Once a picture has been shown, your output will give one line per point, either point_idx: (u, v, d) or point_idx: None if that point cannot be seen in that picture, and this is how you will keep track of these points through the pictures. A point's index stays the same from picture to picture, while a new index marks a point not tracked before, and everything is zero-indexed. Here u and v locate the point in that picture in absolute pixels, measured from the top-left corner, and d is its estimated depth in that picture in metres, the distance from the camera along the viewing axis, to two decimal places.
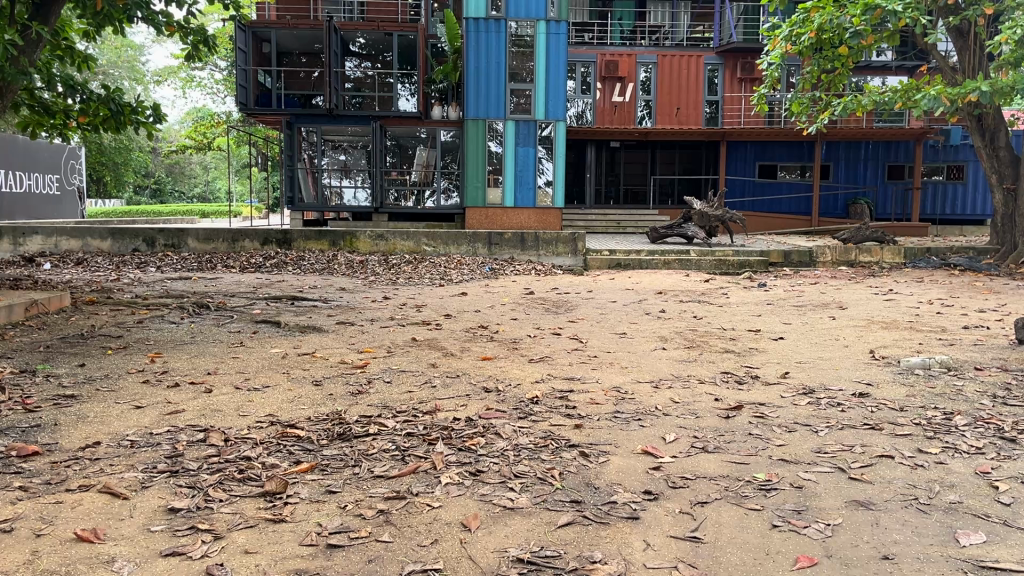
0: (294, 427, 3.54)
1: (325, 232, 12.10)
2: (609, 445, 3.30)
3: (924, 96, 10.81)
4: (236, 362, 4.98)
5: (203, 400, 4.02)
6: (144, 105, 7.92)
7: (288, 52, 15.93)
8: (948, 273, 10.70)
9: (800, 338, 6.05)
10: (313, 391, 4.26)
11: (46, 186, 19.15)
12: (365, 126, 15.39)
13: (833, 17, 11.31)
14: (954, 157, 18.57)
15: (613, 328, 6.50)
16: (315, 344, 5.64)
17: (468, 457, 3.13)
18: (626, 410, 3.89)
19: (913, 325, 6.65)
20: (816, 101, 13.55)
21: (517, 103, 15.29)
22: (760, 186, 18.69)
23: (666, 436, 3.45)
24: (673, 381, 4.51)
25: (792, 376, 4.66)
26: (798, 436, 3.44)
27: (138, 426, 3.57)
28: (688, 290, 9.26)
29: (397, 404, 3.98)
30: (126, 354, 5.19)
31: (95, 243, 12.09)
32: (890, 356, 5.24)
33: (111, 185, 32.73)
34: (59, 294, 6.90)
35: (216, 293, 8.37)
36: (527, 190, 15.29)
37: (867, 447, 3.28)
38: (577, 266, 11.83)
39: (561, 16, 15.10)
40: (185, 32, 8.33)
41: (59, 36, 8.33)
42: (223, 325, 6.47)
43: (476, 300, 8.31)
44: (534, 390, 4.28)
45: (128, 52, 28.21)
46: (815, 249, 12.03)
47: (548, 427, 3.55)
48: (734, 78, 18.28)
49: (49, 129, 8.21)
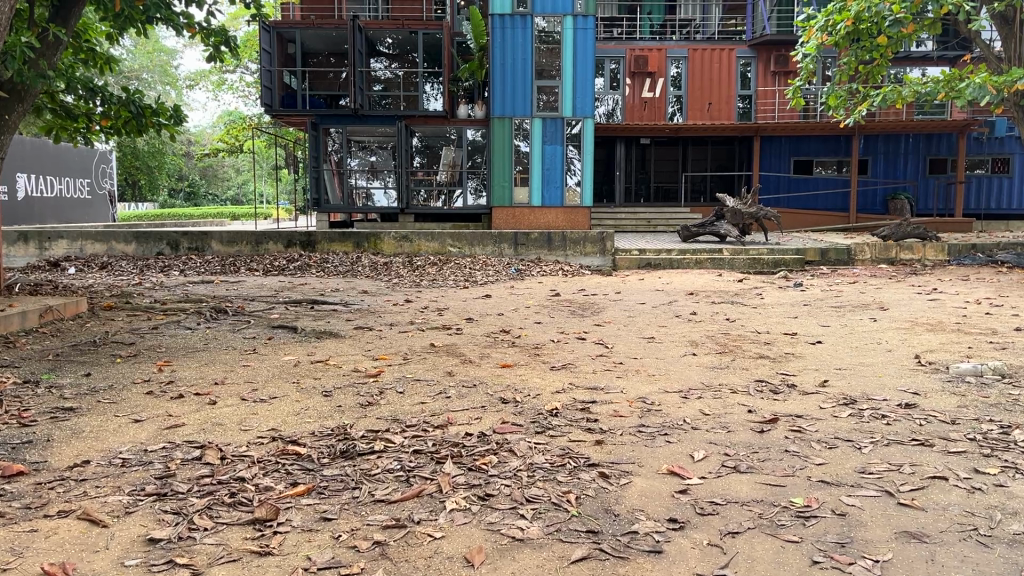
0: (296, 443, 3.33)
1: (349, 234, 11.93)
2: (632, 464, 3.04)
3: (969, 85, 10.38)
4: (246, 371, 4.80)
5: (205, 413, 3.84)
6: (165, 107, 7.71)
7: (316, 53, 15.89)
8: (994, 271, 10.24)
9: (840, 342, 5.72)
10: (321, 402, 4.05)
11: (77, 190, 19.31)
12: (391, 127, 15.20)
13: (870, 6, 10.89)
14: (999, 149, 17.98)
15: (640, 332, 6.22)
16: (329, 351, 5.45)
17: (478, 479, 2.89)
18: (651, 424, 3.61)
19: (960, 326, 6.28)
20: (853, 93, 13.08)
21: (544, 100, 15.03)
22: (795, 181, 18.20)
23: (694, 454, 3.17)
24: (704, 391, 4.22)
25: (832, 385, 4.35)
26: (840, 453, 3.15)
27: (133, 442, 3.39)
28: (720, 290, 8.95)
29: (407, 417, 3.75)
30: (135, 362, 5.04)
31: (120, 246, 12.06)
32: (937, 361, 4.90)
33: (146, 188, 33.06)
34: (75, 300, 6.80)
35: (237, 297, 8.23)
36: (555, 188, 15.04)
37: (918, 467, 2.98)
38: (606, 266, 11.57)
39: (588, 11, 14.78)
40: (207, 32, 8.10)
41: (81, 39, 8.19)
42: (239, 330, 6.32)
43: (501, 302, 8.10)
44: (553, 401, 4.03)
45: (161, 55, 28.48)
46: (854, 247, 11.59)
47: (565, 444, 3.29)
48: (767, 71, 17.81)
49: (73, 133, 8.04)
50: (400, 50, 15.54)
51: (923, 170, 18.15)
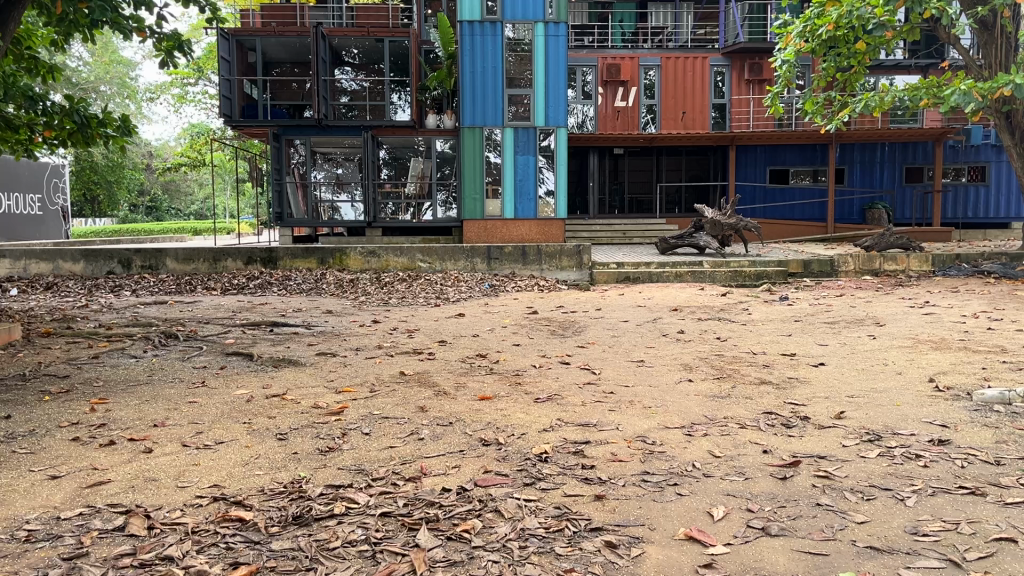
0: (240, 505, 2.80)
1: (313, 250, 11.36)
2: (642, 528, 2.56)
3: (953, 92, 10.00)
4: (191, 410, 4.22)
5: (136, 466, 3.28)
6: (114, 116, 6.85)
7: (279, 62, 15.34)
8: (983, 281, 9.97)
9: (844, 364, 5.29)
10: (274, 449, 3.51)
11: (27, 206, 18.54)
12: (357, 137, 14.67)
13: (851, 10, 10.50)
14: (976, 158, 17.91)
15: (628, 355, 5.75)
16: (287, 383, 4.89)
17: (460, 553, 2.39)
18: (656, 471, 3.12)
19: (966, 344, 5.89)
20: (830, 101, 12.77)
21: (515, 110, 14.60)
22: (772, 191, 18.00)
23: (714, 512, 2.69)
24: (709, 427, 3.76)
25: (849, 417, 3.90)
26: (882, 508, 2.70)
27: (45, 506, 2.84)
28: (705, 305, 8.54)
29: (374, 466, 3.23)
30: (65, 400, 4.44)
31: (67, 265, 11.37)
32: (955, 386, 4.48)
33: (105, 204, 32.09)
34: (7, 327, 6.19)
35: (190, 320, 7.62)
36: (528, 200, 14.60)
37: (977, 525, 2.53)
38: (583, 280, 11.12)
39: (560, 18, 14.42)
40: (161, 37, 7.24)
41: (22, 45, 7.49)
42: (188, 359, 5.74)
43: (475, 321, 7.59)
44: (541, 442, 3.52)
45: (118, 66, 27.71)
46: (837, 258, 11.31)
47: (560, 501, 2.79)
48: (741, 79, 17.57)
49: (15, 145, 7.13)
50: (366, 61, 15.09)
51: (900, 179, 18.04)
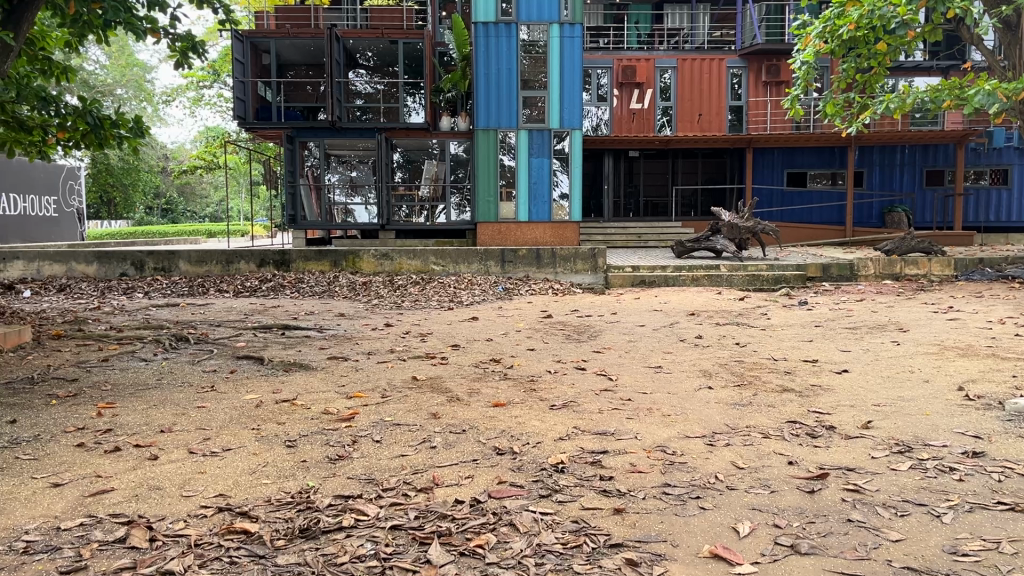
0: (246, 517, 2.70)
1: (326, 252, 11.29)
2: (664, 544, 2.44)
3: (977, 92, 9.79)
4: (199, 415, 4.13)
5: (141, 473, 3.19)
6: (126, 117, 6.79)
7: (293, 65, 15.32)
8: (1006, 286, 9.79)
9: (869, 371, 5.14)
10: (283, 456, 3.41)
11: (42, 208, 18.62)
12: (371, 139, 14.58)
13: (873, 10, 10.28)
14: (998, 160, 17.65)
15: (645, 361, 5.63)
16: (297, 388, 4.78)
17: (473, 570, 2.28)
18: (678, 483, 3.00)
19: (993, 351, 5.73)
20: (850, 103, 12.56)
21: (529, 113, 14.49)
22: (789, 194, 17.82)
23: (739, 527, 2.57)
24: (731, 436, 3.62)
25: (876, 427, 3.76)
26: (916, 524, 2.56)
27: (45, 516, 2.74)
28: (723, 309, 8.40)
29: (384, 476, 3.12)
30: (72, 404, 4.36)
31: (80, 267, 11.36)
32: (986, 394, 4.33)
33: (120, 206, 32.23)
34: (17, 330, 6.14)
35: (201, 322, 7.55)
36: (542, 203, 14.50)
37: (1019, 544, 2.39)
38: (598, 284, 11.02)
39: (575, 19, 14.30)
40: (175, 37, 7.17)
41: (37, 46, 7.45)
42: (199, 362, 5.67)
43: (489, 325, 7.48)
44: (557, 452, 3.40)
45: (134, 70, 27.84)
46: (856, 262, 11.13)
47: (578, 515, 2.68)
48: (759, 81, 17.37)
49: (29, 146, 7.09)
50: (380, 63, 15.01)
51: (920, 182, 17.81)
